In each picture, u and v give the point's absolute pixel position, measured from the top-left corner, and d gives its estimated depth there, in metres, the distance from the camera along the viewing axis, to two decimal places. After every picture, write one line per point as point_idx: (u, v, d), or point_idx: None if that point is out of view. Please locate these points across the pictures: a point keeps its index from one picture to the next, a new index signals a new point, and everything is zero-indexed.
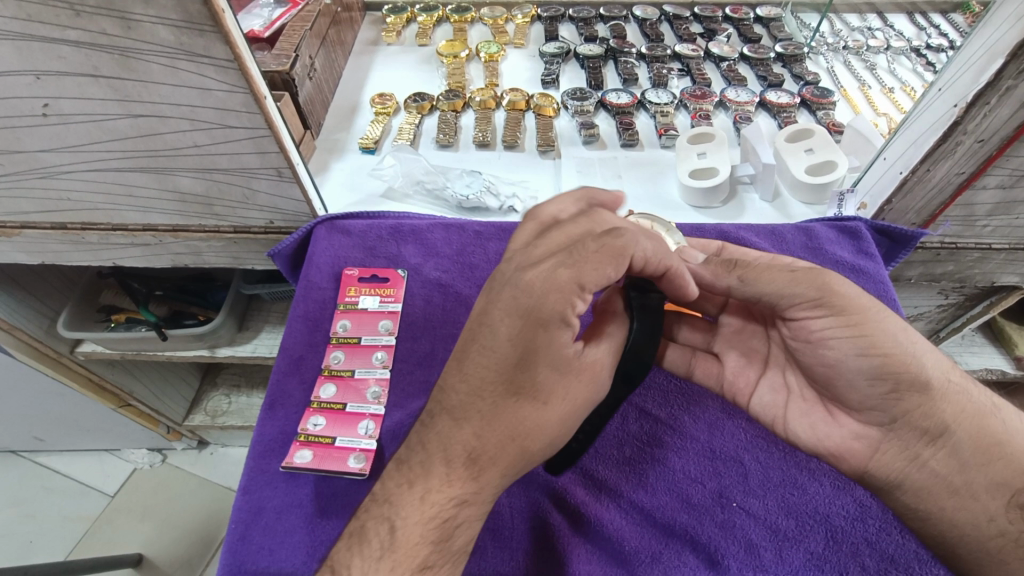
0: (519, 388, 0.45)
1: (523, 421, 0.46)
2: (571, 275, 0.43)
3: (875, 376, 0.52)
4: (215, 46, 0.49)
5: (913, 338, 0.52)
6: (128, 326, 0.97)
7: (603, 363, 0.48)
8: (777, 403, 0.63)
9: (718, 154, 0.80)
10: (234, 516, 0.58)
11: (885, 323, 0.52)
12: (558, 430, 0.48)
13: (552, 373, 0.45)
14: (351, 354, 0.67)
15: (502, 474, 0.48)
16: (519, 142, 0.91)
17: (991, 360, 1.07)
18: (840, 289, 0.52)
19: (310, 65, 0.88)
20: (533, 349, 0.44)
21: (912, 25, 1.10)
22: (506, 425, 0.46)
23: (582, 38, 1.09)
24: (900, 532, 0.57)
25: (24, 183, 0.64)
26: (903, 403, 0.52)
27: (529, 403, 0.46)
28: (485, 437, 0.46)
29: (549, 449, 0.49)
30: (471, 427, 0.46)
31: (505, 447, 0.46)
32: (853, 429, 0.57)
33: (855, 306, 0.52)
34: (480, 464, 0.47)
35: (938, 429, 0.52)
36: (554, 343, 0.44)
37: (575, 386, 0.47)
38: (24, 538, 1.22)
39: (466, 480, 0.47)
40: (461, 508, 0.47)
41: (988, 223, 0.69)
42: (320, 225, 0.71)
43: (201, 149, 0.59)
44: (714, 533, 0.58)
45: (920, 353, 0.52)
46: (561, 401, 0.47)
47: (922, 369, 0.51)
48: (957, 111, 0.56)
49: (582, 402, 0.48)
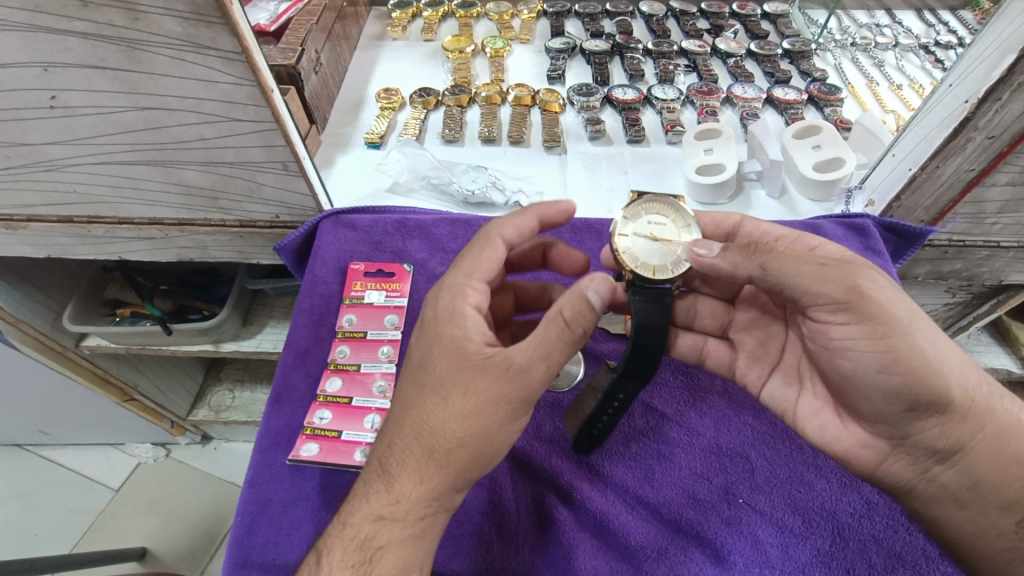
0: (421, 388, 0.49)
1: (425, 422, 0.48)
2: (458, 285, 0.53)
3: (893, 391, 0.51)
4: (222, 38, 0.49)
5: (944, 357, 0.49)
6: (134, 319, 0.96)
7: (512, 362, 0.47)
8: (789, 399, 0.62)
9: (726, 150, 0.80)
10: (239, 508, 0.58)
11: (916, 341, 0.49)
12: (463, 432, 0.48)
13: (448, 370, 0.49)
14: (356, 348, 0.67)
15: (415, 484, 0.48)
16: (525, 137, 0.91)
17: (997, 359, 1.06)
18: (872, 297, 0.49)
19: (315, 59, 0.87)
20: (429, 354, 0.50)
21: (921, 22, 1.09)
22: (409, 426, 0.49)
23: (588, 34, 1.09)
24: (908, 529, 0.57)
25: (31, 176, 0.64)
26: (917, 421, 0.52)
27: (429, 402, 0.49)
28: (394, 441, 0.50)
29: (468, 456, 0.48)
30: (387, 434, 0.51)
31: (409, 450, 0.49)
32: (862, 437, 0.58)
33: (886, 317, 0.49)
34: (393, 472, 0.49)
35: (949, 449, 0.52)
36: (448, 338, 0.50)
37: (476, 385, 0.48)
38: (28, 531, 1.22)
39: (382, 493, 0.49)
40: (380, 526, 0.48)
41: (998, 220, 0.69)
42: (325, 219, 0.71)
43: (207, 142, 0.59)
44: (720, 529, 0.57)
45: (947, 373, 0.49)
46: (462, 399, 0.48)
47: (945, 390, 0.49)
48: (968, 107, 0.56)
49: (491, 403, 0.47)
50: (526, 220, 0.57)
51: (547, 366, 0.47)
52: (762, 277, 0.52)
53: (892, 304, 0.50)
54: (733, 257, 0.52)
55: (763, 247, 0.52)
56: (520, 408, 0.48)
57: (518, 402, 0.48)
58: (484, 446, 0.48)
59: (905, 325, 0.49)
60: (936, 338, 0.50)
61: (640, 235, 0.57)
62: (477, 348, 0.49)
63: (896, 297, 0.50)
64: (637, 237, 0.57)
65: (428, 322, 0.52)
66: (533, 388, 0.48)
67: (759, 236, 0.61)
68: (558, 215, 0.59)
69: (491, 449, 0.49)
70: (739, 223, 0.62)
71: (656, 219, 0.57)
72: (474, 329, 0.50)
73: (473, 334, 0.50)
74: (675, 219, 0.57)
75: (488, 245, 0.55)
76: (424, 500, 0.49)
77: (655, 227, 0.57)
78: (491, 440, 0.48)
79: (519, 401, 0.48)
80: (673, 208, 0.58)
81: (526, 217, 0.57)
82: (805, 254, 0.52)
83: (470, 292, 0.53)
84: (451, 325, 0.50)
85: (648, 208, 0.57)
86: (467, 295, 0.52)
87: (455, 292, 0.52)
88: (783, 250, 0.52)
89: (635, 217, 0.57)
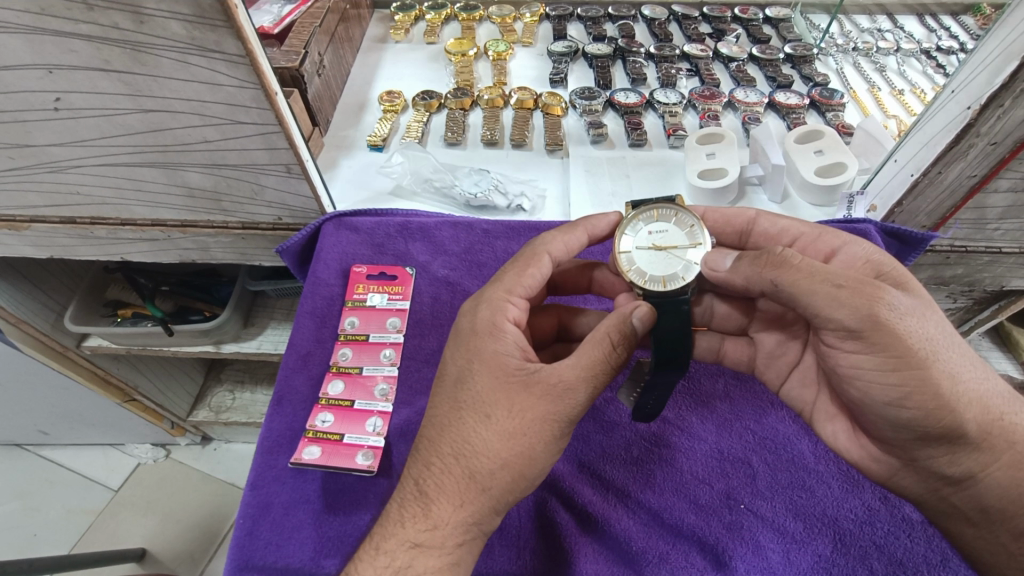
0: (461, 406, 0.50)
1: (466, 439, 0.49)
2: (495, 301, 0.54)
3: (903, 422, 0.48)
4: (227, 41, 0.49)
5: (961, 389, 0.46)
6: (135, 320, 0.97)
7: (560, 380, 0.48)
8: (806, 398, 0.61)
9: (728, 154, 0.80)
10: (241, 511, 0.58)
11: (929, 376, 0.45)
12: (506, 452, 0.48)
13: (492, 387, 0.50)
14: (358, 351, 0.67)
15: (454, 507, 0.49)
16: (527, 140, 0.91)
17: (998, 364, 1.06)
18: (889, 327, 0.45)
19: (318, 61, 0.88)
20: (468, 368, 0.52)
21: (922, 27, 1.09)
22: (448, 445, 0.50)
23: (591, 37, 1.09)
24: (909, 535, 0.57)
25: (34, 177, 0.64)
26: (925, 449, 0.49)
27: (470, 420, 0.49)
28: (430, 461, 0.50)
29: (510, 477, 0.49)
30: (422, 453, 0.51)
31: (448, 470, 0.49)
32: (871, 452, 0.55)
33: (901, 348, 0.45)
34: (431, 494, 0.49)
35: (959, 476, 0.49)
36: (491, 354, 0.51)
37: (521, 401, 0.49)
38: (27, 531, 1.22)
39: (418, 518, 0.49)
40: (416, 553, 0.48)
41: (1000, 226, 0.69)
42: (328, 221, 0.70)
43: (211, 144, 0.59)
44: (722, 534, 0.57)
45: (963, 406, 0.46)
46: (506, 417, 0.49)
47: (958, 425, 0.46)
48: (970, 113, 0.56)
49: (536, 422, 0.48)
50: (576, 237, 0.58)
51: (591, 386, 0.49)
52: (768, 294, 0.48)
53: (911, 335, 0.45)
54: (746, 271, 0.49)
55: (775, 259, 0.47)
56: (564, 428, 0.49)
57: (562, 422, 0.49)
58: (524, 466, 0.49)
59: (922, 357, 0.45)
60: (953, 366, 0.46)
61: (642, 247, 0.56)
62: (519, 364, 0.51)
63: (915, 324, 0.45)
64: (640, 249, 0.56)
65: (465, 336, 0.53)
66: (577, 407, 0.49)
67: (774, 233, 0.61)
68: (603, 229, 0.60)
69: (532, 470, 0.50)
70: (753, 219, 0.62)
71: (656, 227, 0.56)
72: (514, 345, 0.52)
73: (513, 350, 0.52)
74: (676, 223, 0.56)
75: (532, 261, 0.56)
76: (463, 525, 0.49)
77: (656, 236, 0.56)
78: (533, 461, 0.49)
79: (562, 421, 0.49)
80: (672, 212, 0.57)
81: (574, 233, 0.58)
82: (821, 270, 0.46)
83: (509, 307, 0.54)
84: (491, 341, 0.52)
85: (646, 217, 0.57)
86: (506, 311, 0.54)
87: (493, 308, 0.54)
88: (798, 262, 0.46)
89: (635, 230, 0.57)
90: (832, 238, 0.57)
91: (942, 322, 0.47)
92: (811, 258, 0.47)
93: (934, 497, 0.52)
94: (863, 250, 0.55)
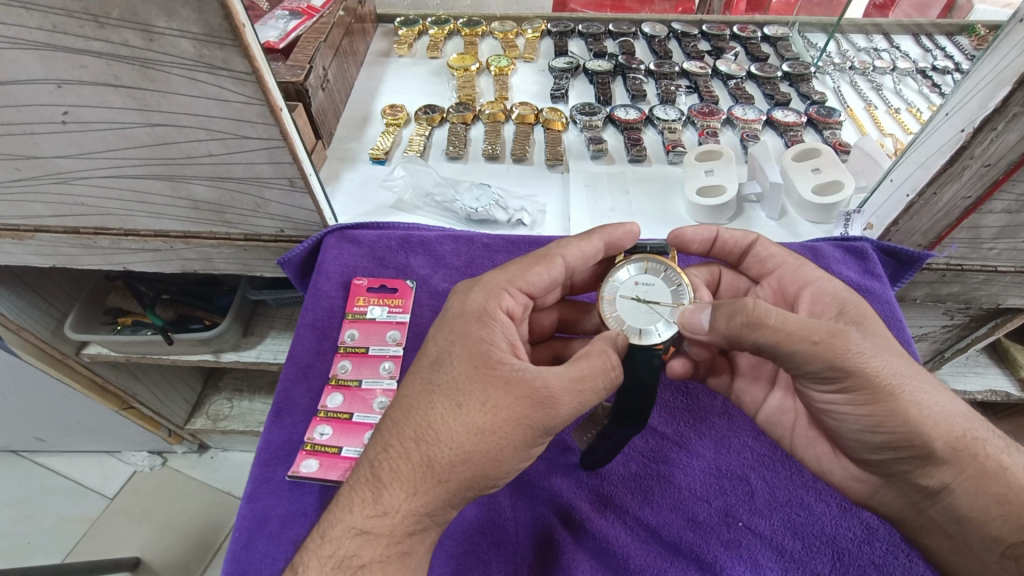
0: (434, 389, 0.49)
1: (432, 424, 0.47)
2: (495, 288, 0.54)
3: (877, 446, 0.50)
4: (234, 59, 0.50)
5: (928, 412, 0.48)
6: (135, 328, 0.97)
7: (544, 386, 0.48)
8: (785, 423, 0.62)
9: (726, 172, 0.81)
10: (238, 524, 0.58)
11: (898, 407, 0.47)
12: (471, 446, 0.47)
13: (468, 376, 0.49)
14: (358, 363, 0.68)
15: (407, 495, 0.47)
16: (528, 155, 0.92)
17: (995, 381, 1.07)
18: (860, 369, 0.47)
19: (323, 75, 0.89)
20: (449, 350, 0.51)
21: (918, 46, 1.11)
22: (412, 430, 0.48)
23: (592, 54, 1.11)
24: (907, 555, 0.57)
25: (40, 188, 0.65)
26: (902, 464, 0.50)
27: (440, 404, 0.48)
28: (391, 445, 0.48)
29: (471, 473, 0.47)
30: (384, 435, 0.49)
31: (407, 455, 0.47)
32: (853, 472, 0.56)
33: (871, 385, 0.47)
34: (385, 479, 0.47)
35: (936, 485, 0.50)
36: (475, 339, 0.51)
37: (497, 398, 0.47)
38: (22, 539, 1.21)
39: (368, 502, 0.47)
40: (363, 541, 0.46)
41: (994, 246, 0.69)
42: (330, 234, 0.72)
43: (216, 158, 0.60)
44: (720, 552, 0.57)
45: (930, 428, 0.48)
46: (478, 410, 0.47)
47: (927, 446, 0.48)
48: (963, 137, 0.57)
49: (509, 423, 0.47)
50: (591, 244, 0.57)
51: (576, 398, 0.48)
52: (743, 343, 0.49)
53: (878, 373, 0.47)
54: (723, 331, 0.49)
55: (751, 321, 0.47)
56: (537, 436, 0.48)
57: (536, 430, 0.48)
58: (489, 467, 0.47)
59: (890, 389, 0.47)
60: (917, 392, 0.48)
61: (627, 297, 0.57)
62: (502, 357, 0.50)
63: (881, 362, 0.48)
64: (623, 298, 0.57)
65: (452, 317, 0.53)
66: (557, 419, 0.48)
67: (766, 258, 0.62)
68: (623, 239, 0.59)
69: (495, 472, 0.48)
70: (753, 243, 0.63)
71: (644, 279, 0.57)
72: (501, 336, 0.51)
73: (500, 341, 0.51)
74: (664, 278, 0.57)
75: (543, 259, 0.56)
76: (415, 515, 0.47)
77: (642, 288, 0.57)
78: (496, 462, 0.48)
79: (537, 429, 0.48)
80: (661, 267, 0.57)
81: (590, 240, 0.57)
82: (794, 329, 0.46)
83: (506, 297, 0.54)
84: (479, 327, 0.51)
85: (636, 268, 0.58)
86: (501, 300, 0.54)
87: (489, 293, 0.54)
88: (774, 322, 0.46)
89: (624, 278, 0.58)
90: (808, 271, 0.59)
91: (900, 351, 0.50)
92: (785, 312, 0.47)
93: (913, 509, 0.53)
94: (832, 286, 0.57)
